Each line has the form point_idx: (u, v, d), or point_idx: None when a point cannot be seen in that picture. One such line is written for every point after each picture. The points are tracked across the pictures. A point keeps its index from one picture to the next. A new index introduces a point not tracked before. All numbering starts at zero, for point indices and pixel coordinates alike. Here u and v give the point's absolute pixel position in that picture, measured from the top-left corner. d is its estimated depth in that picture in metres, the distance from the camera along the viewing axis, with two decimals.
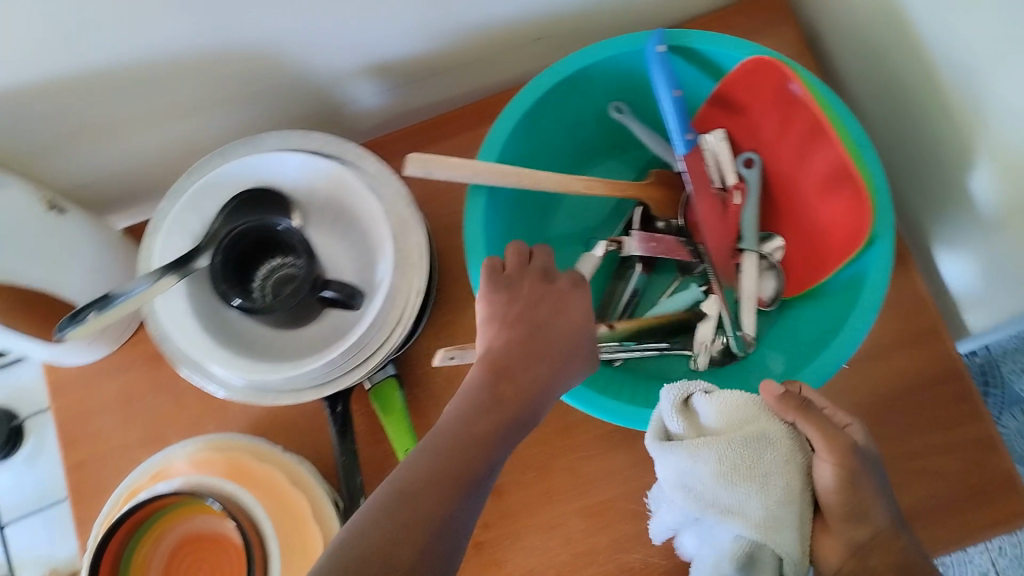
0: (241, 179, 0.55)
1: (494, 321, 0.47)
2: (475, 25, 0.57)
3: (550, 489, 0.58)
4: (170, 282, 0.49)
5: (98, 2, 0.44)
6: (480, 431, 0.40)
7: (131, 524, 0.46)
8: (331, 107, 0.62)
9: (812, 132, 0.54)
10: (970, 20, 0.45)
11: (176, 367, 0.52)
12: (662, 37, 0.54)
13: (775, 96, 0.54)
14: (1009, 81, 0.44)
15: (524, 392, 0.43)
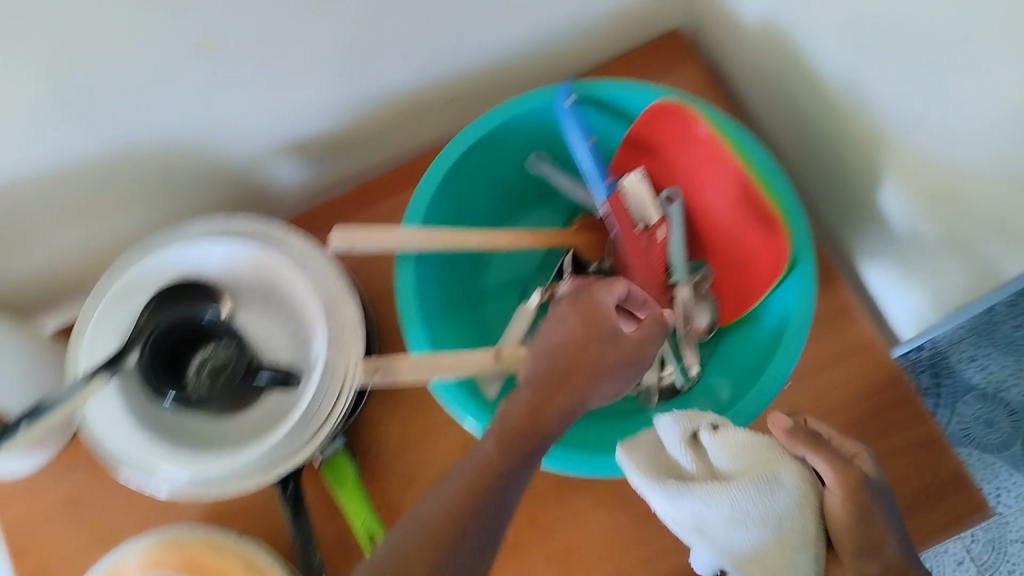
0: (166, 271, 0.52)
1: (545, 353, 0.46)
2: (386, 92, 0.60)
3: (514, 540, 0.56)
4: (104, 381, 0.48)
5: (24, 105, 0.45)
6: (527, 425, 0.42)
7: None
8: (256, 185, 0.63)
9: (722, 166, 0.55)
10: (844, 33, 0.50)
11: (116, 471, 0.48)
12: (570, 90, 0.56)
13: (683, 134, 0.56)
14: (892, 82, 0.48)
15: (588, 388, 0.45)
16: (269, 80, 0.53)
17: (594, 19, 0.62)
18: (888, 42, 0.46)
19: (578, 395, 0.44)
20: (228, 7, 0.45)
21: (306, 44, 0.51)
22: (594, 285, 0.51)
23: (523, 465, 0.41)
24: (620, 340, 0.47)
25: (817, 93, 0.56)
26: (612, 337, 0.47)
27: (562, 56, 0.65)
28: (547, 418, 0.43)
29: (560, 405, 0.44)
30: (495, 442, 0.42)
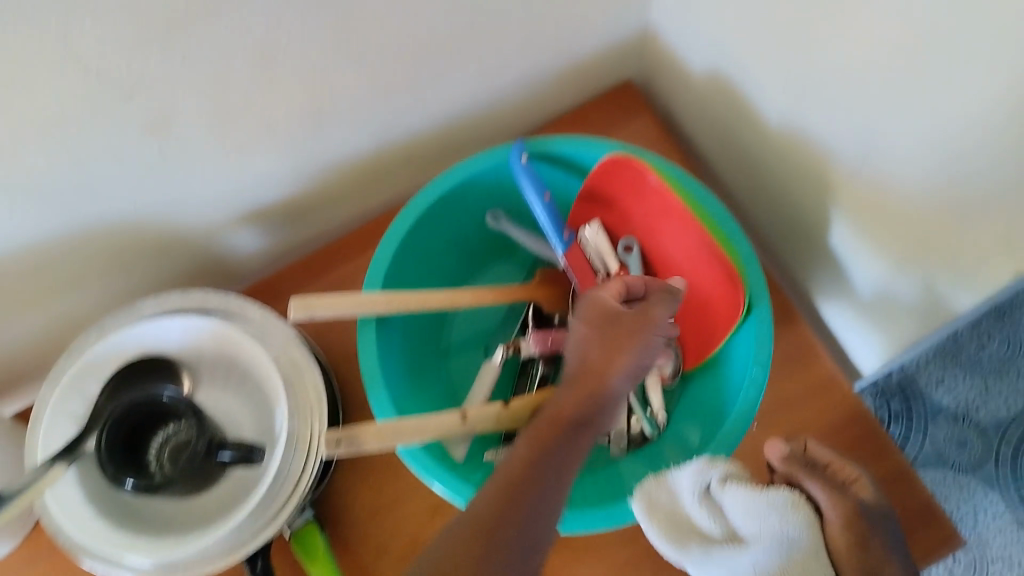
0: (122, 350, 0.51)
1: (569, 352, 0.50)
2: (343, 157, 0.60)
3: None
4: (61, 470, 0.47)
5: None
6: (560, 416, 0.47)
7: None
8: (215, 255, 0.62)
9: (673, 217, 0.55)
10: (787, 81, 0.51)
11: (77, 561, 0.47)
12: (523, 148, 0.57)
13: (634, 186, 0.57)
14: (835, 127, 0.49)
15: (610, 373, 0.48)
16: (222, 154, 0.53)
17: (545, 77, 0.63)
18: (826, 86, 0.48)
19: (600, 382, 0.48)
20: (178, 87, 0.46)
21: (257, 117, 0.51)
22: (593, 288, 0.52)
23: (567, 447, 0.45)
24: (622, 319, 0.49)
25: (763, 136, 0.58)
26: (613, 317, 0.49)
27: (515, 114, 0.66)
28: (574, 409, 0.47)
29: (584, 397, 0.48)
30: (530, 435, 0.46)
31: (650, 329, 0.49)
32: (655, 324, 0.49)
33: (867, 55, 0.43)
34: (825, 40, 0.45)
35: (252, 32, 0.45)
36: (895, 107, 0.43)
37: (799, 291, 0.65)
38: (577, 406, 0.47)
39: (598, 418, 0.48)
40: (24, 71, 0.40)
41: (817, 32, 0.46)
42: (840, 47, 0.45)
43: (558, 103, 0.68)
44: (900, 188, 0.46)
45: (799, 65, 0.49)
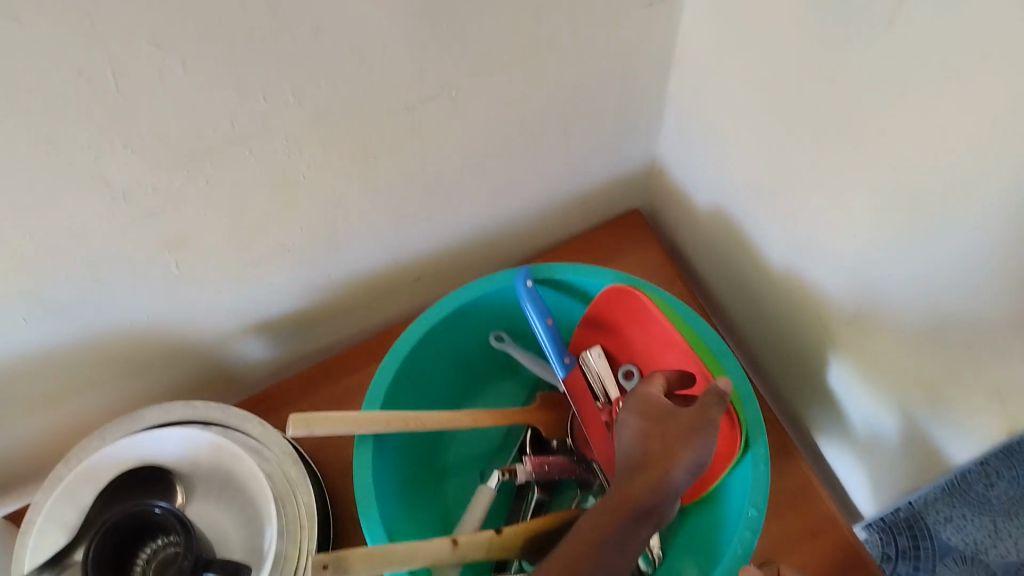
0: (120, 459, 0.52)
1: (635, 441, 0.49)
2: (357, 273, 0.60)
3: None
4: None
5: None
6: (624, 503, 0.45)
7: None
8: (221, 367, 0.61)
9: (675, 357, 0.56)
10: (794, 220, 0.52)
11: None
12: (529, 273, 0.58)
13: (638, 320, 0.58)
14: (837, 266, 0.50)
15: (676, 464, 0.46)
16: (240, 268, 0.53)
17: (556, 200, 0.65)
18: (833, 229, 0.48)
19: (665, 472, 0.46)
20: (202, 207, 0.46)
21: (274, 236, 0.52)
22: (649, 383, 0.52)
23: (630, 532, 0.44)
24: (680, 416, 0.48)
25: (768, 271, 0.58)
26: (670, 416, 0.49)
27: (527, 235, 0.67)
28: (640, 493, 0.45)
29: (652, 483, 0.46)
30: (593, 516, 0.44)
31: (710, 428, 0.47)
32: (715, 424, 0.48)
33: (875, 203, 0.43)
34: (834, 186, 0.46)
35: (274, 159, 0.46)
36: (902, 258, 0.44)
37: (800, 424, 0.65)
38: (641, 494, 0.45)
39: (661, 509, 0.46)
40: (53, 197, 0.41)
41: (826, 178, 0.47)
42: (850, 195, 0.45)
43: (568, 225, 0.69)
44: (900, 333, 0.47)
45: (807, 207, 0.50)
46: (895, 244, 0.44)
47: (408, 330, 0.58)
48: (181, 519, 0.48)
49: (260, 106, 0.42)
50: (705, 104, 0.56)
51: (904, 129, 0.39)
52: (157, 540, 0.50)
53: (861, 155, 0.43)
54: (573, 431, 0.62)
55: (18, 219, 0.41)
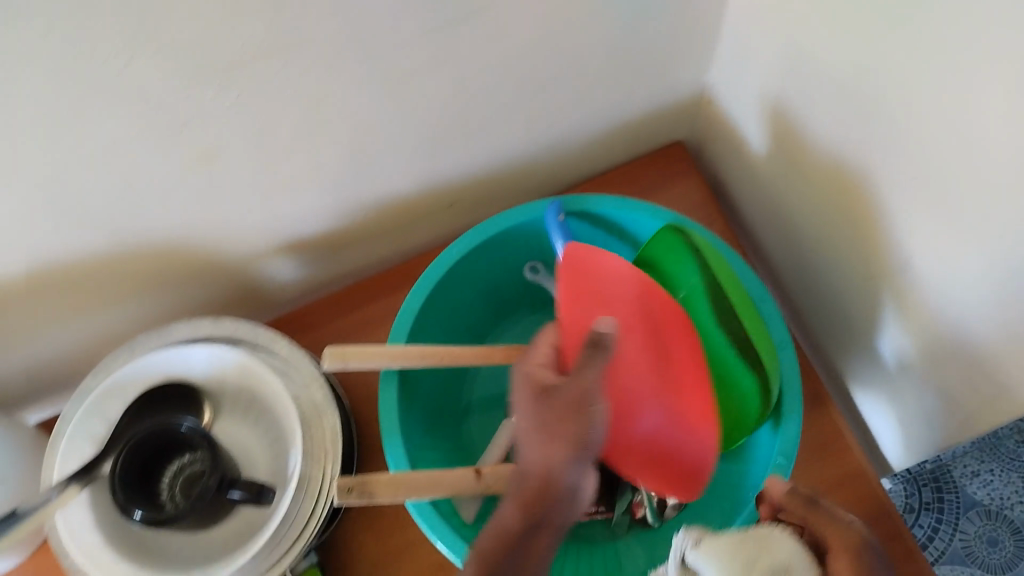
0: (149, 374, 0.51)
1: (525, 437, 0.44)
2: (388, 196, 0.59)
3: None
4: (75, 490, 0.47)
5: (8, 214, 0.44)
6: (506, 530, 0.41)
7: None
8: (250, 286, 0.61)
9: (571, 319, 0.51)
10: (851, 162, 0.49)
11: None
12: (560, 206, 0.56)
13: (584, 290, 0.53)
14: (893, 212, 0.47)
15: (553, 473, 0.41)
16: (270, 187, 0.52)
17: (598, 128, 0.62)
18: (891, 173, 0.46)
19: (545, 486, 0.41)
20: (230, 122, 0.45)
21: (305, 153, 0.51)
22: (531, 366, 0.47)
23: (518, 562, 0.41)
24: (553, 401, 0.42)
25: (818, 213, 0.56)
26: (546, 403, 0.43)
27: (565, 163, 0.65)
28: (523, 502, 0.42)
29: (535, 489, 0.41)
30: (477, 557, 0.41)
31: (586, 400, 0.41)
32: (588, 399, 0.41)
33: (936, 146, 0.41)
34: (895, 127, 0.44)
35: (308, 73, 0.44)
36: (962, 207, 0.41)
37: (839, 375, 0.63)
38: (521, 509, 0.41)
39: (559, 515, 0.42)
40: (79, 111, 0.40)
41: (885, 116, 0.44)
42: (911, 136, 0.43)
43: (610, 155, 0.67)
44: (955, 286, 0.44)
45: (863, 147, 0.47)
46: (956, 194, 0.41)
47: (437, 261, 0.57)
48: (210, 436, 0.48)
49: (292, 16, 0.40)
50: (761, 32, 0.53)
51: (974, 68, 0.36)
52: (184, 456, 0.50)
53: (924, 97, 0.40)
54: None
55: (46, 133, 0.40)
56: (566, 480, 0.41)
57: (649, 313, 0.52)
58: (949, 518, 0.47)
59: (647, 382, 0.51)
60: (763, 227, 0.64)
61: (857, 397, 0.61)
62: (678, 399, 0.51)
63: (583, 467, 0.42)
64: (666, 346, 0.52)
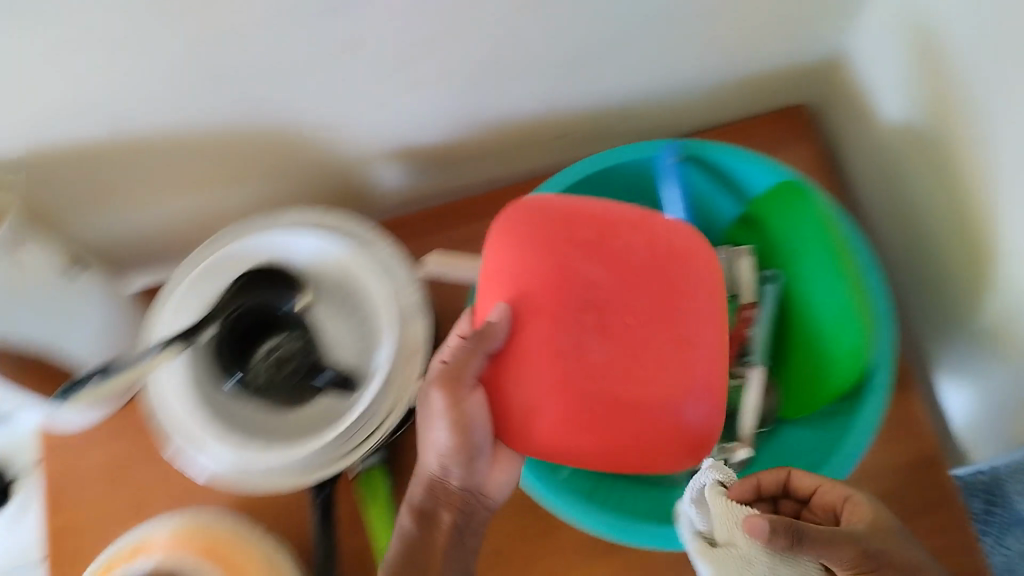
0: (255, 254, 0.52)
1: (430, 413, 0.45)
2: (503, 116, 0.58)
3: None
4: (176, 349, 0.48)
5: (145, 78, 0.45)
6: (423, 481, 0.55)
7: None
8: (356, 187, 0.62)
9: (512, 290, 0.41)
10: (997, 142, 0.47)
11: (167, 440, 0.49)
12: (678, 150, 0.53)
13: (534, 257, 0.41)
14: None
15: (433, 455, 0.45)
16: (393, 88, 0.52)
17: (723, 79, 0.61)
18: None
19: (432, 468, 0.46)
20: (371, 14, 0.45)
21: (435, 59, 0.50)
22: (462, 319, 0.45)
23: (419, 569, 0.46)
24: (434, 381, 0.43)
25: (948, 193, 0.53)
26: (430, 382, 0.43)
27: (684, 110, 0.64)
28: (415, 509, 0.47)
29: (428, 497, 0.46)
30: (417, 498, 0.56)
31: (455, 400, 0.42)
32: (457, 387, 0.42)
33: None
34: None
35: None
36: None
37: (934, 364, 0.61)
38: (412, 515, 0.47)
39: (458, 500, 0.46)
40: None
41: None
42: None
43: (731, 109, 0.65)
44: None
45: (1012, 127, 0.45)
46: None
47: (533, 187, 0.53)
48: None
49: None
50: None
51: None
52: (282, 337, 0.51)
53: None
54: None
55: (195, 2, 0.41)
56: (451, 485, 0.46)
57: (594, 283, 0.41)
58: (992, 538, 0.53)
59: (603, 363, 0.40)
60: (881, 201, 0.62)
61: (951, 388, 0.59)
62: (637, 381, 0.40)
63: (472, 463, 0.45)
64: (623, 318, 0.40)
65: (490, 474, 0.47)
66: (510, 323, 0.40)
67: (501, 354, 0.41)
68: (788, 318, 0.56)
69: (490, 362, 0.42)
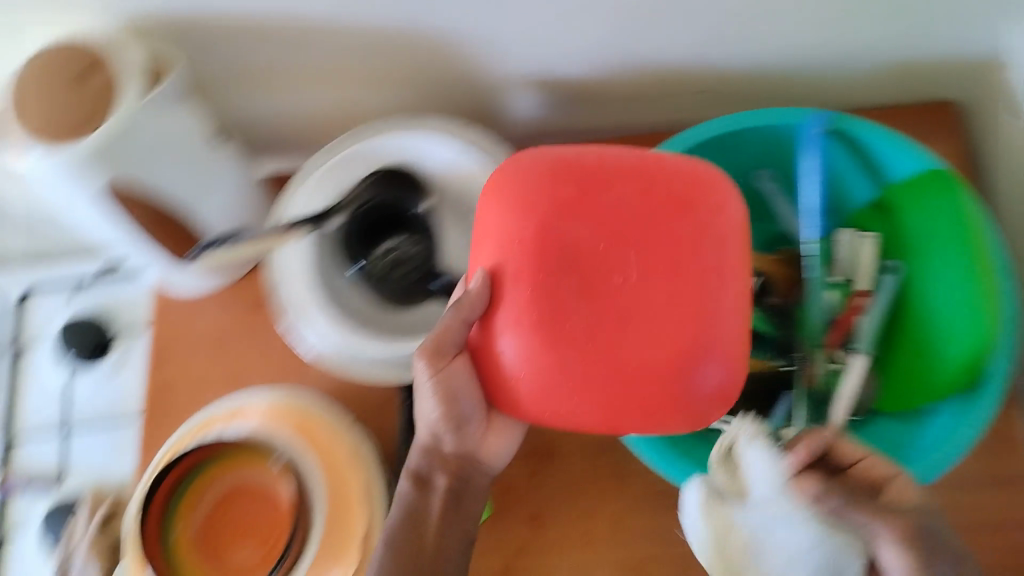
0: (381, 155, 0.52)
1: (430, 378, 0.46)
2: (646, 66, 0.57)
3: (592, 533, 0.52)
4: (303, 232, 0.50)
5: None
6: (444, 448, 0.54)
7: (190, 464, 0.48)
8: (491, 106, 0.61)
9: (493, 254, 0.40)
10: None
11: (277, 316, 0.51)
12: (828, 123, 0.50)
13: (515, 215, 0.40)
14: None
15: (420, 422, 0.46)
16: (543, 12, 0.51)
17: (886, 61, 0.57)
18: None
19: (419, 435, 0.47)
20: None
21: None
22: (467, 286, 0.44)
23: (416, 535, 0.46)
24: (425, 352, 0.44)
25: None
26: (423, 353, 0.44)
27: (836, 90, 0.61)
28: (411, 473, 0.47)
29: (422, 460, 0.47)
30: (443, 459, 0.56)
31: (437, 371, 0.43)
32: (438, 359, 0.43)
33: None
34: None
35: None
36: None
37: None
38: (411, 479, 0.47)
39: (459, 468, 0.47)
40: None
41: None
42: None
43: (888, 93, 0.61)
44: None
45: None
46: None
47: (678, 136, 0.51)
48: None
49: None
50: None
51: None
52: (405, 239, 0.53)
53: None
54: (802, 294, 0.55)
55: None
56: (446, 451, 0.46)
57: (575, 242, 0.39)
58: None
59: (585, 323, 0.38)
60: None
61: None
62: (623, 344, 0.38)
63: (460, 430, 0.45)
64: (608, 279, 0.38)
65: (487, 440, 0.47)
66: (486, 286, 0.40)
67: (484, 316, 0.40)
68: (895, 311, 0.53)
69: (479, 325, 0.41)
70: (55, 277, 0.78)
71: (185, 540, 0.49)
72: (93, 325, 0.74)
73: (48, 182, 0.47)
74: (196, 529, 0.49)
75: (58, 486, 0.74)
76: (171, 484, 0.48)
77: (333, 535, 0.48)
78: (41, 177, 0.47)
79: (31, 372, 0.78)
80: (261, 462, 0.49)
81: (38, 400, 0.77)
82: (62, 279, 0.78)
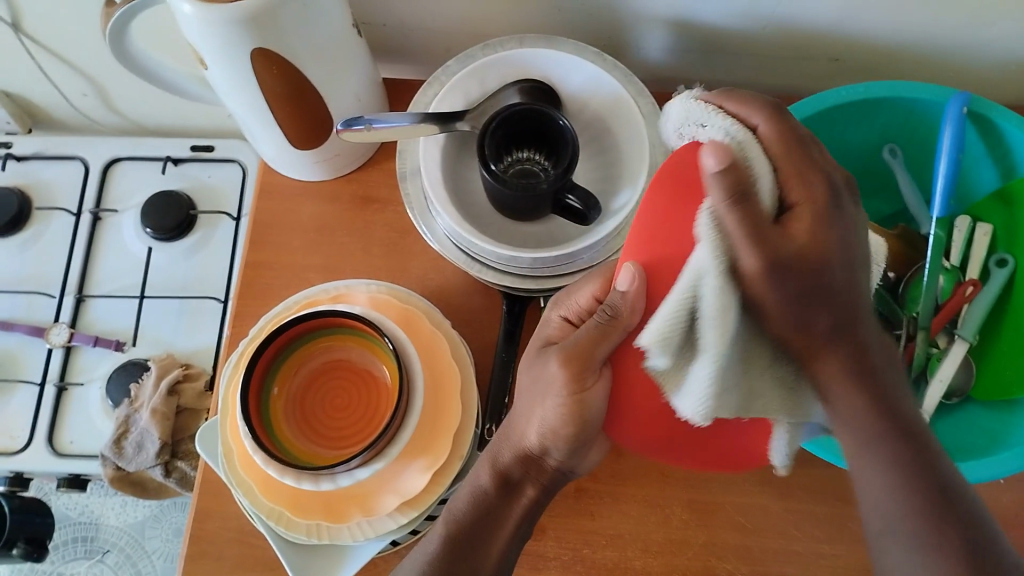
0: (528, 68, 0.53)
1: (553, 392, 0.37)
2: (788, 24, 0.55)
3: (668, 469, 0.52)
4: (430, 129, 0.51)
5: None
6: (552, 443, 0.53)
7: (305, 327, 0.50)
8: (620, 44, 0.60)
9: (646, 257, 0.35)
10: None
11: (405, 204, 0.54)
12: (968, 102, 0.49)
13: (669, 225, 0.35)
14: None
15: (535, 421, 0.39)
16: None
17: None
18: None
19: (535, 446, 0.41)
20: None
21: None
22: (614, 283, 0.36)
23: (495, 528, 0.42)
24: (579, 337, 0.37)
25: None
26: (569, 341, 0.37)
27: (968, 81, 0.60)
28: (503, 467, 0.42)
29: (521, 466, 0.42)
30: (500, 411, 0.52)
31: (581, 384, 0.36)
32: (588, 357, 0.36)
33: None
34: None
35: None
36: None
37: None
38: (503, 470, 0.42)
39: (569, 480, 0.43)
40: None
41: None
42: None
43: (1021, 90, 0.60)
44: None
45: None
46: None
47: (822, 93, 0.51)
48: (577, 142, 0.49)
49: None
50: None
51: None
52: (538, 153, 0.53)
53: None
54: (914, 274, 0.55)
55: None
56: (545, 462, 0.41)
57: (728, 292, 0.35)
58: None
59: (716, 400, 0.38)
60: None
61: None
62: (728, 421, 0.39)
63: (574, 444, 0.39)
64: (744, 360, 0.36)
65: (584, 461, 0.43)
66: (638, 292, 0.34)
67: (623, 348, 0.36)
68: (998, 305, 0.53)
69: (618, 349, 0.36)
70: (142, 152, 0.80)
71: (281, 399, 0.50)
72: (183, 199, 0.76)
73: (203, 33, 0.46)
74: (292, 390, 0.50)
75: (124, 349, 0.75)
76: (278, 346, 0.49)
77: (429, 424, 0.49)
78: (198, 24, 0.46)
79: (107, 236, 0.79)
80: (367, 342, 0.51)
81: (112, 263, 0.78)
82: (150, 155, 0.80)
